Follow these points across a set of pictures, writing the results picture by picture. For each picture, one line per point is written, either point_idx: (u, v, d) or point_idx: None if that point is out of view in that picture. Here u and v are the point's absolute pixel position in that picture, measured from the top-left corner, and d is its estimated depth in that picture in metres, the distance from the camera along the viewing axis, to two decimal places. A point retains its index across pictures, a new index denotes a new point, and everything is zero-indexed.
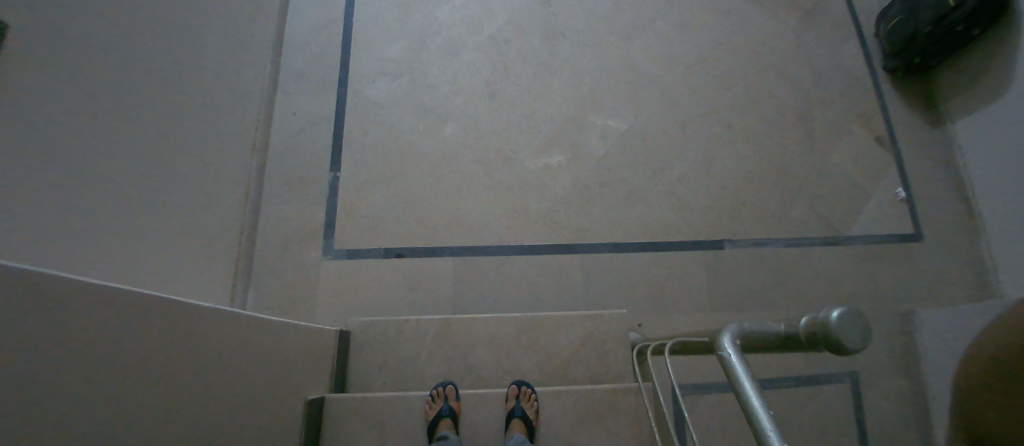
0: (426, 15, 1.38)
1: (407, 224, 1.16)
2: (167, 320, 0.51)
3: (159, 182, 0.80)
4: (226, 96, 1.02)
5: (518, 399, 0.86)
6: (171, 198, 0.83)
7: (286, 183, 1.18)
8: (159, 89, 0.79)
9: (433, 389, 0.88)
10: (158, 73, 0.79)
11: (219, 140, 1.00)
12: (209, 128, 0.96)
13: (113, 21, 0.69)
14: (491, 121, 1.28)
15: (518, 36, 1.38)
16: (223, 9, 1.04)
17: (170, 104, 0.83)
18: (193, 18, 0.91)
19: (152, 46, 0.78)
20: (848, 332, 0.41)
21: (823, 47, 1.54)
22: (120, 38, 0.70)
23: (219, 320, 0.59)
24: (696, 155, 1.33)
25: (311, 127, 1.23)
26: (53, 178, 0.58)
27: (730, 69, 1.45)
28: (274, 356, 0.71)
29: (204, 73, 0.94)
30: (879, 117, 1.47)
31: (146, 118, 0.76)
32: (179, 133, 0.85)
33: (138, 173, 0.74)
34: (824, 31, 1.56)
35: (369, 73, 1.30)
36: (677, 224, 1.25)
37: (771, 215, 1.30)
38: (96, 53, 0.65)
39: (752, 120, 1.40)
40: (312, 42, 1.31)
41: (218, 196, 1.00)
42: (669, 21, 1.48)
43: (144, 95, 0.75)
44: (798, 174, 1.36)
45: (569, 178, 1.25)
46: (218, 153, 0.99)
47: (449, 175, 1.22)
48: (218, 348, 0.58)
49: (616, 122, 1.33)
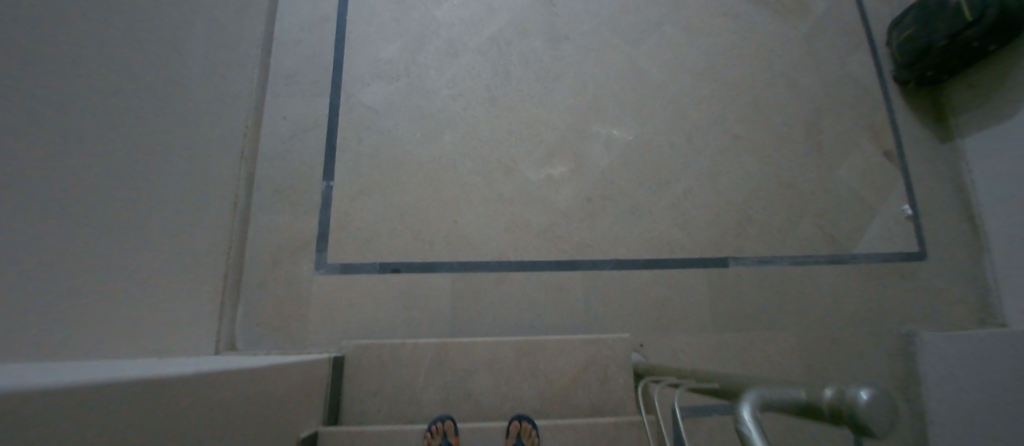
0: (424, 14, 1.31)
1: (404, 237, 1.12)
2: (150, 392, 0.47)
3: (137, 203, 0.75)
4: (212, 103, 0.98)
5: (520, 436, 0.82)
6: (153, 214, 0.80)
7: (276, 192, 1.12)
8: (131, 95, 0.74)
9: (431, 423, 0.85)
10: (130, 80, 0.74)
11: (205, 150, 0.95)
12: (195, 139, 0.92)
13: (82, 31, 0.64)
14: (491, 129, 1.23)
15: (519, 38, 1.32)
16: (208, 11, 0.99)
17: (146, 113, 0.77)
18: (169, 20, 0.86)
19: (121, 55, 0.72)
20: (876, 415, 0.39)
21: (834, 56, 1.49)
22: (91, 48, 0.66)
23: (205, 379, 0.55)
24: (703, 168, 1.29)
25: (303, 132, 1.17)
26: (27, 211, 0.54)
27: (739, 77, 1.40)
28: (270, 404, 0.68)
29: (187, 82, 0.89)
30: (888, 131, 1.45)
31: (119, 131, 0.71)
32: (156, 142, 0.80)
33: (107, 187, 0.69)
34: (835, 40, 1.51)
35: (364, 75, 1.24)
36: (682, 240, 1.21)
37: (776, 232, 1.27)
38: (61, 57, 0.60)
39: (760, 131, 1.35)
40: (303, 41, 1.24)
41: (205, 209, 0.95)
42: (676, 25, 1.42)
43: (114, 107, 0.70)
44: (805, 189, 1.33)
45: (572, 190, 1.21)
46: (203, 165, 0.95)
47: (447, 187, 1.17)
48: (210, 409, 0.55)
49: (621, 131, 1.28)
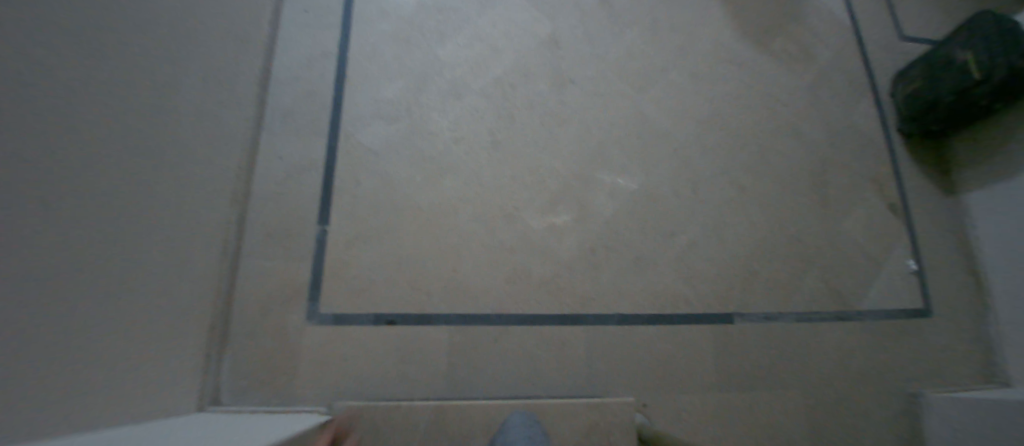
0: (427, 53, 1.29)
1: (400, 286, 1.08)
2: None
3: (108, 262, 0.71)
4: (201, 148, 0.94)
5: None
6: (130, 272, 0.75)
7: (269, 235, 1.08)
8: (100, 145, 0.69)
9: None
10: (100, 130, 0.69)
11: (195, 198, 0.92)
12: (183, 187, 0.88)
13: (44, 83, 0.60)
14: (492, 174, 1.20)
15: (524, 81, 1.31)
16: (201, 52, 0.96)
17: (120, 164, 0.73)
18: (156, 67, 0.83)
19: (92, 105, 0.68)
20: None
21: (838, 106, 1.48)
22: (54, 101, 0.62)
23: None
24: (708, 218, 1.26)
25: (298, 173, 1.14)
26: None
27: (745, 125, 1.38)
28: None
29: (175, 128, 0.86)
30: (892, 184, 1.44)
31: (85, 186, 0.67)
32: (133, 195, 0.76)
33: (72, 252, 0.64)
34: (838, 89, 1.50)
35: (364, 115, 1.21)
36: (686, 294, 1.18)
37: (780, 287, 1.25)
38: (18, 118, 0.56)
39: (766, 182, 1.34)
40: (301, 78, 1.22)
41: (192, 259, 0.91)
42: (682, 71, 1.41)
43: (79, 162, 0.66)
44: (810, 242, 1.31)
45: (575, 239, 1.18)
46: (190, 214, 0.91)
47: (447, 234, 1.13)
48: None
49: (626, 179, 1.26)
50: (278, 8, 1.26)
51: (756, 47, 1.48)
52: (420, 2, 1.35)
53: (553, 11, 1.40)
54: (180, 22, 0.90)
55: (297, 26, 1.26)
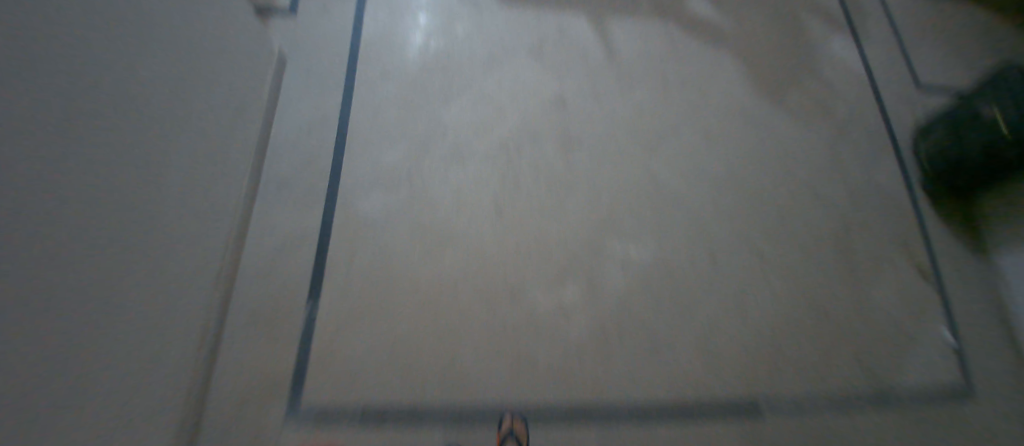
0: (430, 116, 1.24)
1: (392, 374, 0.98)
2: None
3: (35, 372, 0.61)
4: (166, 229, 0.87)
5: None
6: (63, 380, 0.65)
7: (253, 316, 1.00)
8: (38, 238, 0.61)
9: None
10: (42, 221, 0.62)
11: (156, 284, 0.85)
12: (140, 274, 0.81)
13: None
14: (496, 245, 1.12)
15: (530, 143, 1.25)
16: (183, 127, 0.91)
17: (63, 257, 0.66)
18: (118, 149, 0.76)
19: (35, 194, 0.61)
20: None
21: (861, 166, 1.40)
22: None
23: None
24: (727, 292, 1.17)
25: (289, 246, 1.06)
26: None
27: (763, 188, 1.31)
28: None
29: (133, 212, 0.80)
30: (920, 247, 1.33)
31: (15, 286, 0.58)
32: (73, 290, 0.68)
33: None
34: (862, 147, 1.43)
35: (363, 183, 1.14)
36: (706, 378, 1.08)
37: (811, 368, 1.13)
38: None
39: (788, 249, 1.25)
40: (299, 144, 1.16)
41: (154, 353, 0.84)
42: (696, 131, 1.34)
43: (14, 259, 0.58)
44: (839, 316, 1.21)
45: (585, 318, 1.08)
46: (150, 299, 0.83)
47: (446, 313, 1.04)
48: None
49: (639, 249, 1.17)
50: (279, 71, 1.23)
51: (772, 104, 1.42)
52: (423, 62, 1.30)
53: (561, 69, 1.36)
54: (156, 96, 0.85)
55: (298, 89, 1.22)
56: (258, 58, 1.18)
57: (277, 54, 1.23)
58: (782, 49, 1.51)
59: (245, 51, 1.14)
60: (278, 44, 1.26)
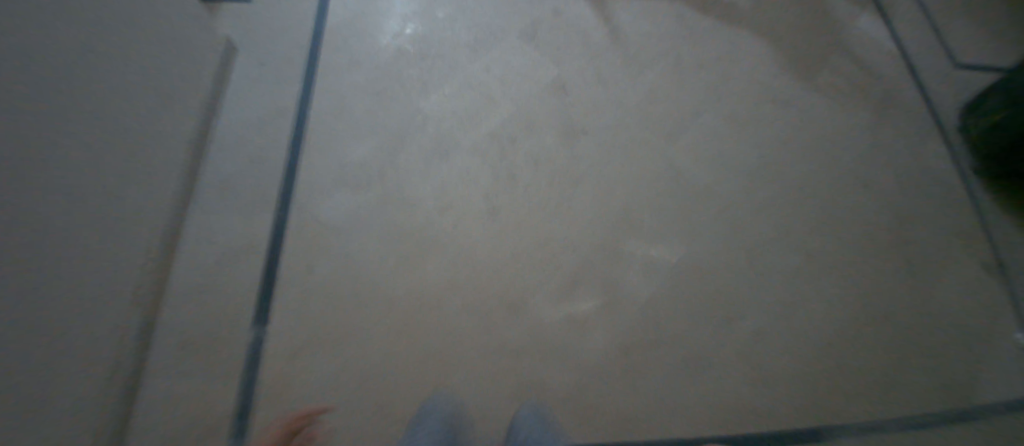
0: (407, 105, 1.07)
1: (363, 413, 0.79)
2: None
3: None
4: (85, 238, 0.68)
5: None
6: None
7: (185, 345, 0.81)
8: None
9: None
10: None
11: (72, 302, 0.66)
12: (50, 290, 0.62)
13: None
14: (487, 253, 0.93)
15: (527, 133, 1.07)
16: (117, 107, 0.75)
17: None
18: (23, 130, 0.57)
19: None
20: None
21: (910, 140, 1.20)
22: None
23: None
24: (770, 297, 0.98)
25: (234, 260, 0.88)
26: None
27: (800, 176, 1.13)
28: None
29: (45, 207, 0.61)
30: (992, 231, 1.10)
31: None
32: None
33: None
34: (909, 119, 1.22)
35: (324, 184, 0.96)
36: (755, 403, 0.88)
37: (878, 386, 0.92)
38: None
39: (836, 245, 1.06)
40: (250, 140, 0.99)
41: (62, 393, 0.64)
42: (718, 114, 1.17)
43: None
44: (906, 317, 0.99)
45: (603, 335, 0.89)
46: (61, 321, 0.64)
47: (429, 335, 0.85)
48: None
49: (661, 251, 0.99)
50: (228, 62, 1.06)
51: (799, 84, 1.25)
52: (398, 48, 1.14)
53: (557, 53, 1.19)
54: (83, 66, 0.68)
55: (250, 82, 1.06)
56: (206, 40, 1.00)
57: (226, 42, 1.06)
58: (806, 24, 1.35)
59: (193, 29, 0.95)
60: (227, 34, 1.10)
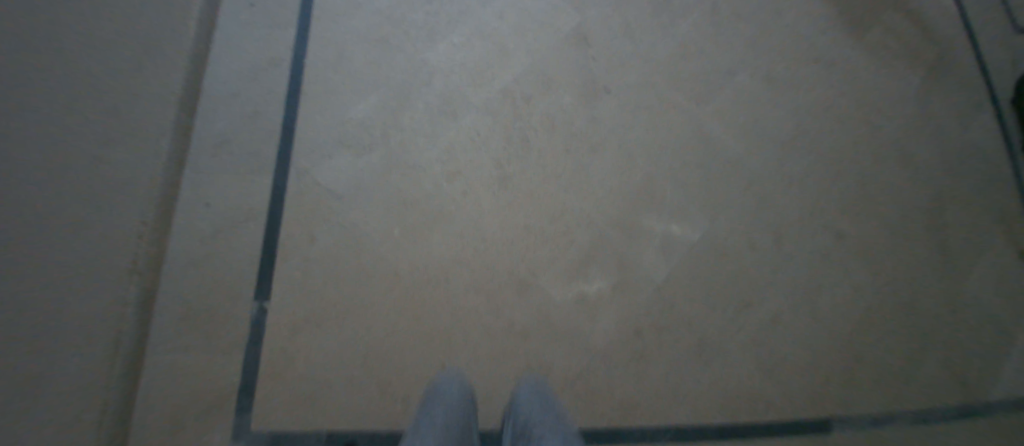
0: (412, 56, 0.97)
1: (368, 390, 0.78)
2: None
3: None
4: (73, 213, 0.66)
5: None
6: None
7: (186, 317, 0.79)
8: None
9: None
10: None
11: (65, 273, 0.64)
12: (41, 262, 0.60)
13: None
14: (497, 225, 0.88)
15: (543, 92, 0.97)
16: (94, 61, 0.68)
17: None
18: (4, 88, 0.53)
19: None
20: None
21: (965, 118, 1.09)
22: None
23: None
24: (795, 283, 0.92)
25: (233, 229, 0.84)
26: None
27: (841, 150, 1.03)
28: None
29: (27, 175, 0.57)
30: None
31: None
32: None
33: None
34: (967, 93, 1.11)
35: (324, 145, 0.90)
36: (769, 392, 0.86)
37: (896, 377, 0.89)
38: None
39: (872, 228, 0.98)
40: (243, 94, 0.92)
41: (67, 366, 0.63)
42: (756, 75, 1.05)
43: None
44: (938, 309, 0.94)
45: (613, 316, 0.86)
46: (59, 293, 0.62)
47: (433, 311, 0.83)
48: None
49: (683, 229, 0.92)
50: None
51: (851, 43, 1.12)
52: None
53: None
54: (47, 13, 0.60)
55: (236, 26, 0.95)
56: None
57: None
58: None
59: None
60: None
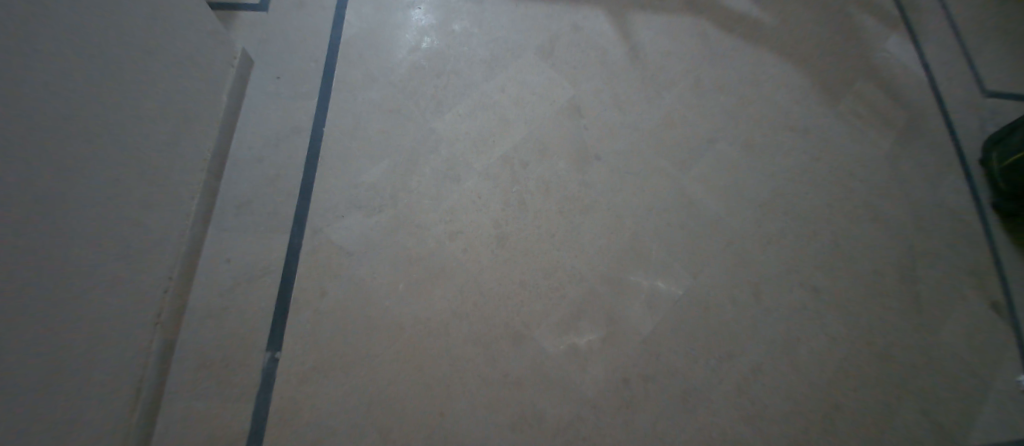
0: (420, 124, 1.07)
1: (369, 439, 0.83)
2: None
3: None
4: (109, 273, 0.75)
5: None
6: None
7: (202, 364, 0.86)
8: None
9: None
10: None
11: (94, 322, 0.72)
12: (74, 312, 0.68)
13: None
14: (496, 280, 0.95)
15: (539, 157, 1.07)
16: (134, 136, 0.80)
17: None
18: (51, 168, 0.64)
19: None
20: None
21: (936, 175, 1.17)
22: None
23: None
24: (775, 335, 0.98)
25: (250, 282, 0.92)
26: None
27: (814, 209, 1.11)
28: None
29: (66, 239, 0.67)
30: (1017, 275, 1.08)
31: None
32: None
33: None
34: (935, 153, 1.19)
35: (337, 205, 0.99)
36: (751, 442, 0.90)
37: (873, 428, 0.93)
38: None
39: (846, 283, 1.04)
40: (265, 158, 1.01)
41: (86, 406, 0.71)
42: (734, 141, 1.15)
43: None
44: (911, 361, 0.99)
45: (603, 367, 0.91)
46: (88, 340, 0.71)
47: (435, 362, 0.89)
48: None
49: (668, 283, 0.99)
50: (241, 74, 1.06)
51: (822, 109, 1.22)
52: (414, 63, 1.13)
53: (574, 72, 1.17)
54: (99, 104, 0.73)
55: (263, 97, 1.06)
56: (219, 57, 1.01)
57: (243, 55, 1.07)
58: (835, 45, 1.30)
59: (207, 50, 0.98)
60: (243, 45, 1.10)
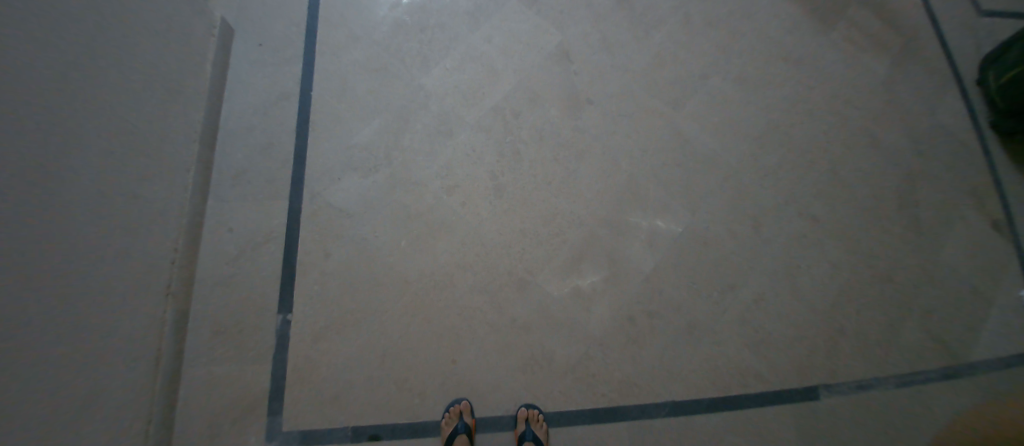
0: (408, 81, 1.06)
1: (386, 388, 0.86)
2: None
3: None
4: (119, 247, 0.77)
5: (529, 423, 0.84)
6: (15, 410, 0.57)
7: (217, 332, 0.88)
8: None
9: (450, 408, 0.85)
10: None
11: (108, 294, 0.74)
12: (88, 285, 0.70)
13: None
14: (497, 230, 0.96)
15: (531, 107, 1.06)
16: (125, 111, 0.79)
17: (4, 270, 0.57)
18: (51, 149, 0.65)
19: None
20: None
21: (934, 96, 1.15)
22: None
23: None
24: (776, 263, 0.99)
25: (254, 249, 0.93)
26: None
27: (811, 138, 1.10)
28: None
29: (71, 216, 0.68)
30: (1016, 189, 1.08)
31: None
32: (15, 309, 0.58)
33: None
34: (934, 74, 1.17)
35: (333, 168, 0.98)
36: (755, 366, 0.93)
37: (874, 345, 0.96)
38: None
39: (847, 210, 1.05)
40: (256, 127, 1.00)
41: (110, 376, 0.74)
42: (727, 76, 1.13)
43: None
44: (911, 280, 1.00)
45: (608, 307, 0.93)
46: (105, 312, 0.73)
47: (443, 313, 0.90)
48: None
49: (667, 222, 1.00)
50: (223, 43, 1.03)
51: (817, 37, 1.19)
52: (397, 19, 1.10)
53: (561, 16, 1.14)
54: (88, 80, 0.72)
55: (247, 65, 1.04)
56: (198, 25, 0.98)
57: (223, 23, 1.04)
58: None
59: (187, 19, 0.95)
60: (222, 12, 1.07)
